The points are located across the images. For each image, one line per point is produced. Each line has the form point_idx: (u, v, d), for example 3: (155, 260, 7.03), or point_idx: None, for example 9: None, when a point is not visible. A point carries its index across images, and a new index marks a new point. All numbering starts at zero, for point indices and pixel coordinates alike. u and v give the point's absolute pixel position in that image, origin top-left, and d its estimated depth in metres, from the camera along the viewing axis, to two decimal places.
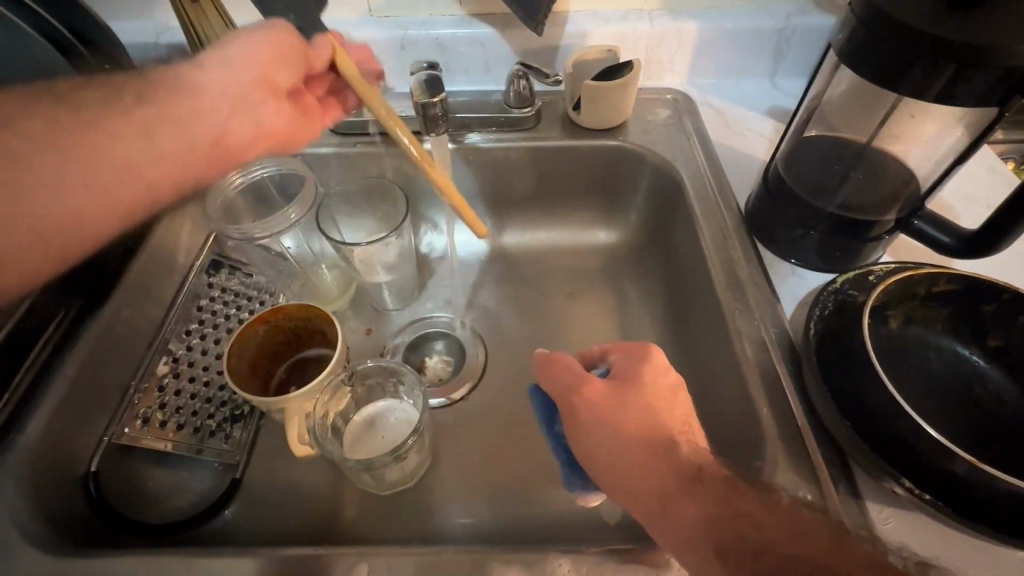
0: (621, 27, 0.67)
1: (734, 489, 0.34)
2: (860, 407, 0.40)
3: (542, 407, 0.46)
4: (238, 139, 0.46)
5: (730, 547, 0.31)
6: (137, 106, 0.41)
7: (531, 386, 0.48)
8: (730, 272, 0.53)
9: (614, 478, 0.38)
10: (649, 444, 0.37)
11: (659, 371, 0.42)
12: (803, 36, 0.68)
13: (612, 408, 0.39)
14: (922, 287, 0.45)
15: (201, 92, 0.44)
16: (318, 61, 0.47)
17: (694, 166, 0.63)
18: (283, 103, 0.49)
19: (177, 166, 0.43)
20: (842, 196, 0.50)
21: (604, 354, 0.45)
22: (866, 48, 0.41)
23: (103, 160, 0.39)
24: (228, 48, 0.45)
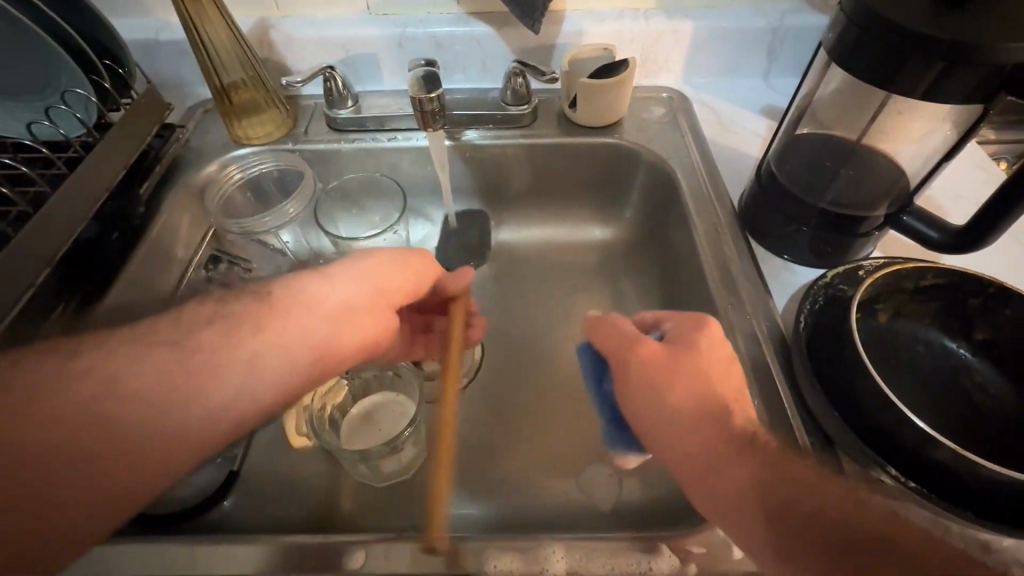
0: (617, 26, 0.68)
1: (783, 457, 0.37)
2: (848, 398, 0.41)
3: (590, 363, 0.50)
4: (341, 352, 0.42)
5: (782, 516, 0.34)
6: (256, 333, 0.39)
7: (581, 344, 0.51)
8: (722, 267, 0.54)
9: (662, 438, 0.40)
10: (707, 409, 0.39)
11: (714, 342, 0.43)
12: (796, 36, 0.69)
13: (667, 369, 0.41)
14: (910, 281, 0.45)
15: (310, 306, 0.41)
16: (452, 284, 0.52)
17: (688, 162, 0.64)
18: (391, 316, 0.46)
19: (278, 393, 0.39)
20: (834, 191, 0.51)
21: (658, 321, 0.47)
22: (857, 47, 0.42)
23: (198, 402, 0.36)
24: (361, 260, 0.45)
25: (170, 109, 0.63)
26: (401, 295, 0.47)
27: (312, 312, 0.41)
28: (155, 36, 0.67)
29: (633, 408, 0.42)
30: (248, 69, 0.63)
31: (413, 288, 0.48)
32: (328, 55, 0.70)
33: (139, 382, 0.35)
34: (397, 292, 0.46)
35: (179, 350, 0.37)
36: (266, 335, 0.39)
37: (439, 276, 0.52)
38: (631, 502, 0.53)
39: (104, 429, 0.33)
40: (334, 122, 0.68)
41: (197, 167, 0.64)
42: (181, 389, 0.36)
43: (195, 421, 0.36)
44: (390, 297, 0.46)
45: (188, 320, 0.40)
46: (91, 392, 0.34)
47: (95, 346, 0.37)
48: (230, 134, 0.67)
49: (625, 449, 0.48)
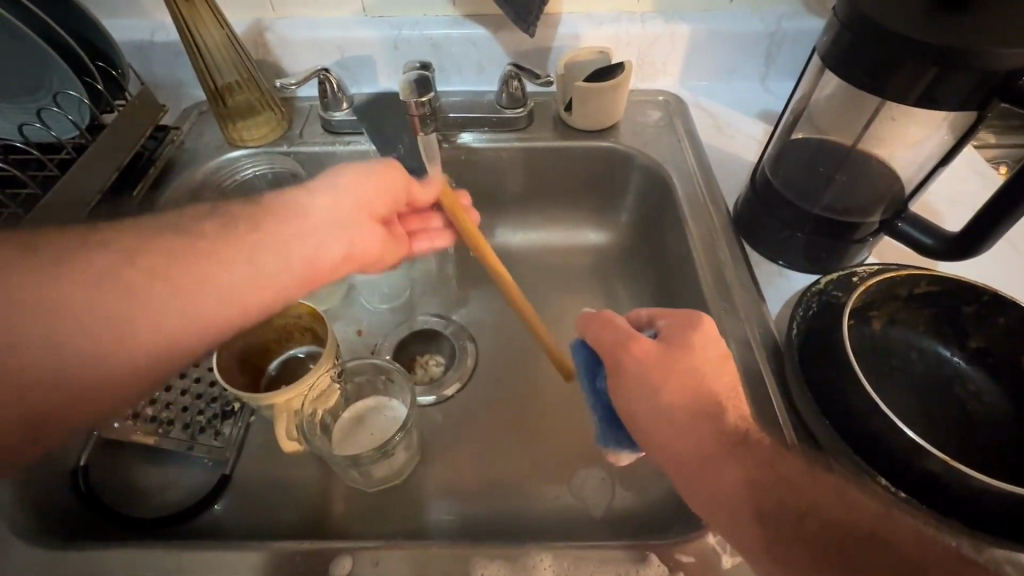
0: (613, 29, 0.68)
1: (772, 453, 0.37)
2: (840, 406, 0.41)
3: (583, 360, 0.49)
4: (329, 262, 0.43)
5: (771, 512, 0.34)
6: (250, 233, 0.40)
7: (576, 340, 0.50)
8: (717, 272, 0.54)
9: (654, 438, 0.40)
10: (702, 406, 0.39)
11: (709, 339, 0.42)
12: (793, 39, 0.69)
13: (658, 368, 0.41)
14: (905, 288, 0.45)
15: (302, 212, 0.42)
16: (424, 197, 0.49)
17: (684, 166, 0.63)
18: (382, 231, 0.48)
19: (271, 290, 0.40)
20: (830, 196, 0.51)
21: (652, 319, 0.46)
22: (850, 52, 0.42)
23: (198, 292, 0.37)
24: (345, 171, 0.45)
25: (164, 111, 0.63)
26: (385, 210, 0.47)
27: (306, 224, 0.42)
28: (149, 37, 0.67)
29: (623, 408, 0.42)
30: (242, 71, 0.63)
31: (397, 200, 0.48)
32: (324, 57, 0.70)
33: (134, 268, 0.36)
34: (379, 203, 0.46)
35: (181, 237, 0.38)
36: (261, 238, 0.40)
37: (411, 188, 0.48)
38: (623, 509, 0.53)
39: (118, 300, 0.35)
40: (329, 124, 0.68)
41: (191, 169, 0.64)
42: (184, 282, 0.37)
43: (195, 313, 0.37)
44: (375, 208, 0.46)
45: (186, 215, 0.40)
46: (97, 281, 0.35)
47: (101, 233, 0.37)
48: (224, 136, 0.66)
49: (619, 444, 0.46)
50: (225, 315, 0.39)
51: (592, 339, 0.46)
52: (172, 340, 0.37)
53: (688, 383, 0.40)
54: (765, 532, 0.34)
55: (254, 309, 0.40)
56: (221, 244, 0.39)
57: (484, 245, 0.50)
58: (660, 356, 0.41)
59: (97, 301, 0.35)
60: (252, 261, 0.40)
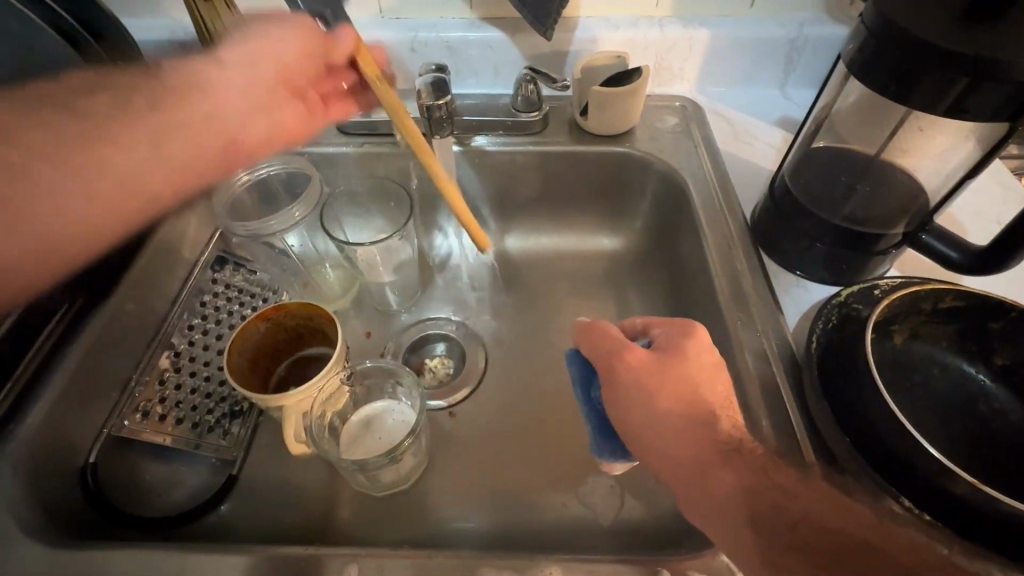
0: (631, 34, 0.67)
1: (764, 461, 0.37)
2: (859, 421, 0.39)
3: (579, 369, 0.48)
4: (250, 140, 0.47)
5: (766, 519, 0.34)
6: (151, 109, 0.42)
7: (570, 349, 0.49)
8: (733, 281, 0.53)
9: (649, 450, 0.39)
10: (698, 413, 0.39)
11: (702, 349, 0.42)
12: (814, 46, 0.68)
13: (654, 377, 0.40)
14: (928, 303, 0.44)
15: (211, 88, 0.45)
16: (340, 51, 0.47)
17: (701, 173, 0.63)
18: (297, 104, 0.51)
19: (188, 171, 0.44)
20: (851, 207, 0.50)
21: (646, 327, 0.45)
22: (875, 60, 0.41)
23: (104, 169, 0.39)
24: (254, 41, 0.47)
25: None
26: (302, 82, 0.50)
27: (217, 101, 0.45)
28: (168, 37, 0.67)
29: (623, 421, 0.41)
30: None
31: (317, 69, 0.49)
32: None
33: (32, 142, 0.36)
34: (295, 71, 0.48)
35: (75, 116, 0.39)
36: (171, 118, 0.42)
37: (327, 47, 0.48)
38: (632, 520, 0.52)
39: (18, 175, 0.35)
40: (343, 126, 0.68)
41: None
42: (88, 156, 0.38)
43: (111, 196, 0.40)
44: (293, 81, 0.49)
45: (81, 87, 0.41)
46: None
47: None
48: None
49: (614, 455, 0.45)
50: (138, 197, 0.41)
51: (588, 347, 0.45)
52: (88, 224, 0.39)
53: (698, 393, 0.40)
54: (758, 540, 0.34)
55: (174, 187, 0.43)
56: (123, 119, 0.40)
57: (400, 110, 0.46)
58: (673, 366, 0.40)
59: (8, 176, 0.35)
60: (173, 142, 0.42)
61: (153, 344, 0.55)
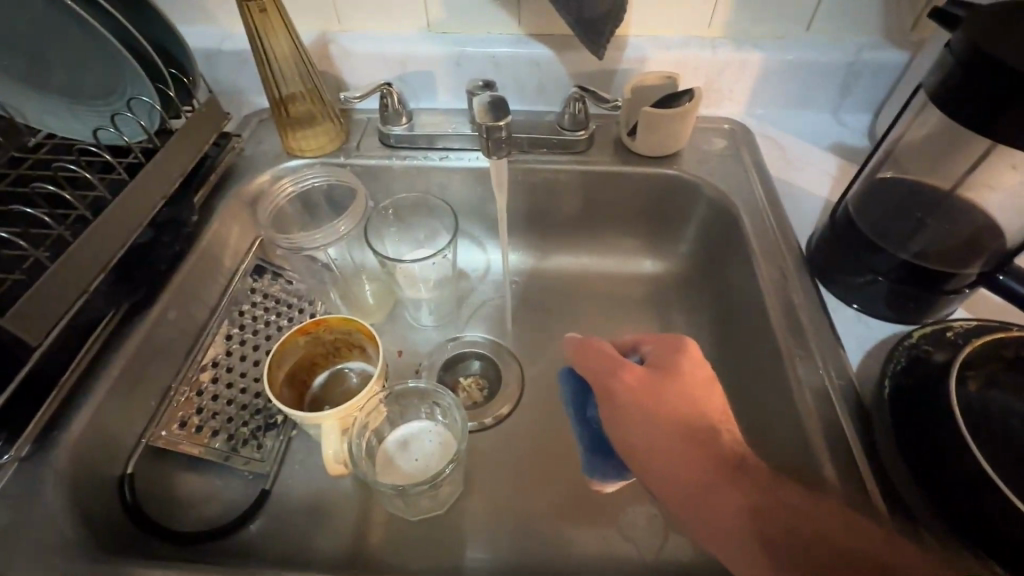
0: (683, 54, 0.65)
1: (778, 484, 0.37)
2: (944, 476, 0.37)
3: (570, 387, 0.51)
4: None
5: (776, 540, 0.34)
6: None
7: (564, 368, 0.53)
8: (789, 313, 0.51)
9: (656, 476, 0.39)
10: (699, 437, 0.39)
11: (695, 363, 0.43)
12: (872, 71, 0.65)
13: (650, 392, 0.41)
14: (1010, 349, 0.42)
15: None
16: None
17: (752, 198, 0.61)
18: None
19: None
20: (921, 242, 0.47)
21: (637, 344, 0.47)
22: (963, 91, 0.38)
23: None
24: None
25: (227, 118, 0.63)
26: None
27: None
28: (218, 45, 0.68)
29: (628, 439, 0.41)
30: (307, 82, 0.63)
31: None
32: (386, 70, 0.70)
33: None
34: None
35: None
36: None
37: None
38: (677, 561, 0.50)
39: None
40: (386, 139, 0.68)
41: (250, 178, 0.65)
42: None
43: None
44: None
45: None
46: None
47: None
48: (283, 145, 0.67)
49: (605, 475, 0.48)
50: None
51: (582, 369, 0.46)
52: None
53: (704, 421, 0.40)
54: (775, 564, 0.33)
55: None
56: None
57: None
58: (678, 395, 0.41)
59: None
60: None
61: (193, 354, 0.54)
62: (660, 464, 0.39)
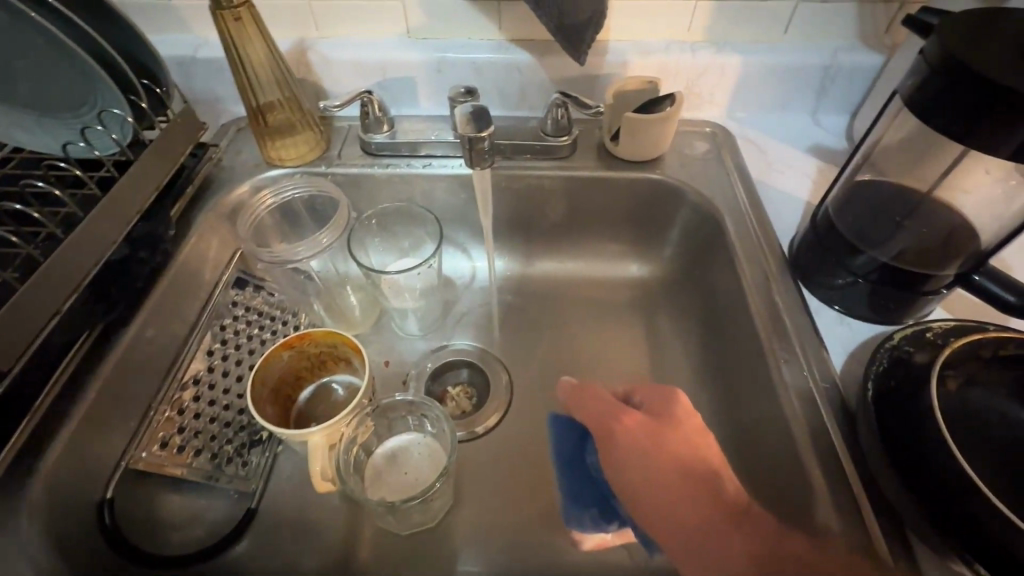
0: (663, 58, 0.66)
1: (780, 531, 0.39)
2: (932, 480, 0.36)
3: (562, 432, 0.58)
4: None
5: None
6: None
7: (552, 414, 0.60)
8: (773, 316, 0.51)
9: (653, 513, 0.42)
10: (699, 481, 0.42)
11: (688, 410, 0.46)
12: (848, 74, 0.66)
13: (651, 438, 0.44)
14: (989, 348, 0.43)
15: None
16: None
17: (734, 201, 0.61)
18: None
19: None
20: (900, 244, 0.48)
21: (630, 393, 0.49)
22: (937, 97, 0.39)
23: None
24: None
25: (204, 129, 0.62)
26: None
27: None
28: (193, 54, 0.67)
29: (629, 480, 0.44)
30: (286, 90, 0.62)
31: None
32: (366, 78, 0.69)
33: None
34: None
35: None
36: None
37: None
38: (668, 566, 0.50)
39: None
40: (368, 147, 0.67)
41: (229, 189, 0.63)
42: None
43: None
44: None
45: None
46: None
47: None
48: (262, 154, 0.66)
49: (581, 522, 0.53)
50: None
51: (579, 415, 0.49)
52: None
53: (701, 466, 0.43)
54: None
55: None
56: None
57: None
58: (676, 442, 0.44)
59: None
60: None
61: (173, 372, 0.53)
62: (669, 516, 0.41)
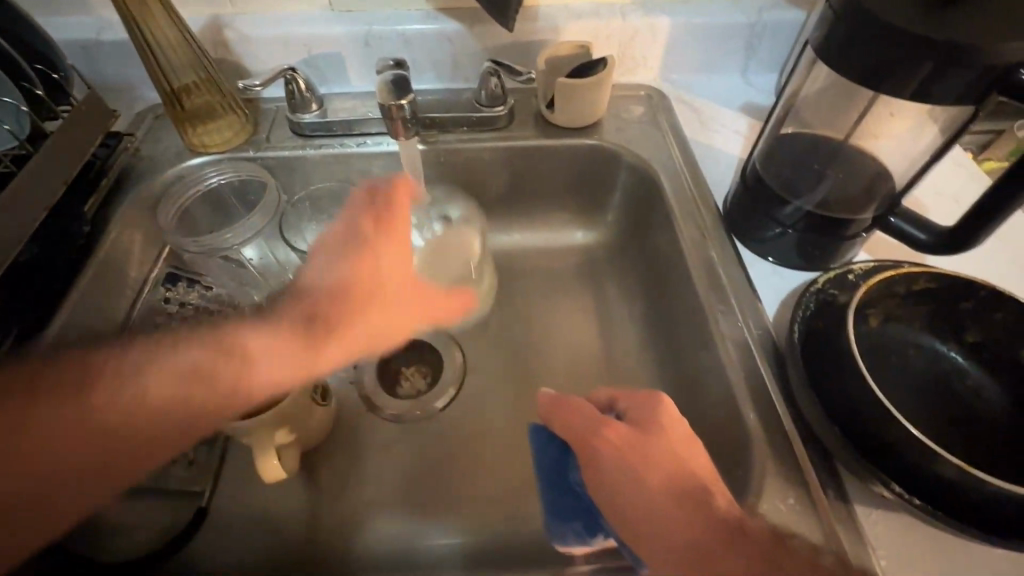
0: (594, 22, 0.65)
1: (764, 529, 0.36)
2: (849, 408, 0.39)
3: (543, 446, 0.47)
4: None
5: None
6: None
7: (533, 425, 0.49)
8: (710, 272, 0.53)
9: (634, 531, 0.38)
10: (686, 497, 0.37)
11: (673, 419, 0.41)
12: (774, 30, 0.68)
13: (635, 451, 0.39)
14: (902, 285, 0.45)
15: None
16: None
17: (671, 163, 0.62)
18: None
19: None
20: (823, 192, 0.50)
21: (611, 402, 0.44)
22: (845, 45, 0.40)
23: None
24: None
25: (114, 118, 0.58)
26: None
27: None
28: (96, 36, 0.62)
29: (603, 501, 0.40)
30: (202, 71, 0.59)
31: None
32: (291, 55, 0.66)
33: None
34: None
35: None
36: None
37: None
38: None
39: None
40: (298, 128, 0.64)
41: (146, 181, 0.59)
42: None
43: None
44: None
45: None
46: None
47: None
48: (184, 142, 0.62)
49: (565, 537, 0.45)
50: None
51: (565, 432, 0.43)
52: None
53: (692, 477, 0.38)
54: None
55: None
56: None
57: None
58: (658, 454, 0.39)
59: None
60: None
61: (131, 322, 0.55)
62: (657, 536, 0.36)
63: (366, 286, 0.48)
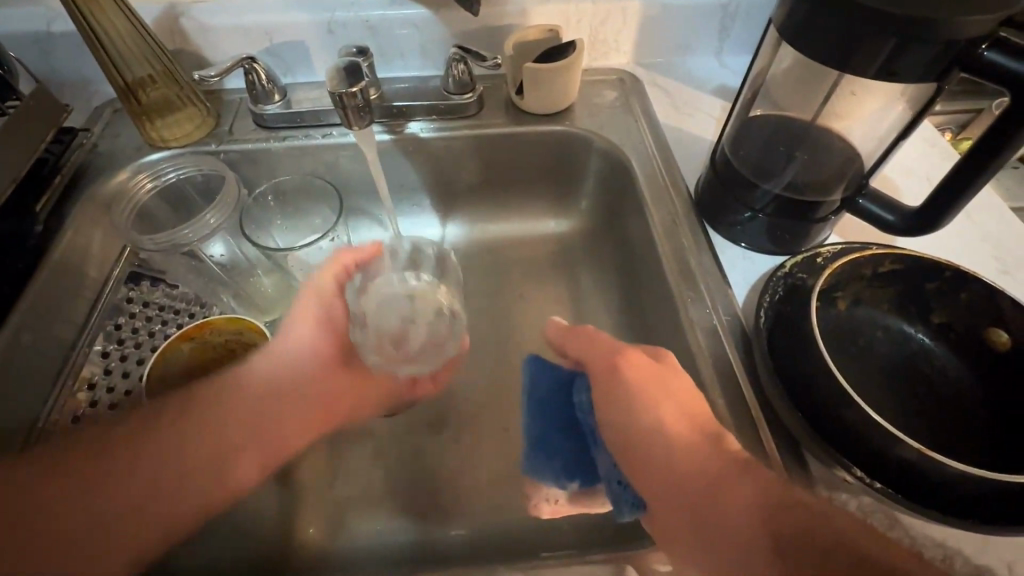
0: (563, 4, 0.64)
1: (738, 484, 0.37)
2: (814, 398, 0.39)
3: (536, 375, 0.54)
4: None
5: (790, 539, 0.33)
6: None
7: (529, 355, 0.56)
8: (680, 258, 0.52)
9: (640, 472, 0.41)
10: (693, 442, 0.40)
11: (675, 375, 0.43)
12: (747, 11, 0.66)
13: (644, 397, 0.42)
14: (869, 267, 0.45)
15: None
16: None
17: (642, 148, 0.61)
18: None
19: None
20: (792, 175, 0.49)
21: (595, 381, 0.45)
22: (806, 24, 0.39)
23: None
24: None
25: (67, 114, 0.56)
26: None
27: None
28: (47, 28, 0.60)
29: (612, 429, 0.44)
30: (157, 63, 0.57)
31: None
32: (251, 45, 0.64)
33: None
34: None
35: None
36: None
37: None
38: None
39: None
40: (261, 119, 0.62)
41: (104, 177, 0.58)
42: None
43: None
44: None
45: None
46: None
47: None
48: (143, 136, 0.61)
49: (540, 470, 0.50)
50: None
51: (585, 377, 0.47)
52: None
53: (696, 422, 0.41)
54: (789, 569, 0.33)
55: None
56: None
57: None
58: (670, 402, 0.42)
59: None
60: None
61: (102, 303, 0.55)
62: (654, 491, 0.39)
63: (304, 293, 0.53)
